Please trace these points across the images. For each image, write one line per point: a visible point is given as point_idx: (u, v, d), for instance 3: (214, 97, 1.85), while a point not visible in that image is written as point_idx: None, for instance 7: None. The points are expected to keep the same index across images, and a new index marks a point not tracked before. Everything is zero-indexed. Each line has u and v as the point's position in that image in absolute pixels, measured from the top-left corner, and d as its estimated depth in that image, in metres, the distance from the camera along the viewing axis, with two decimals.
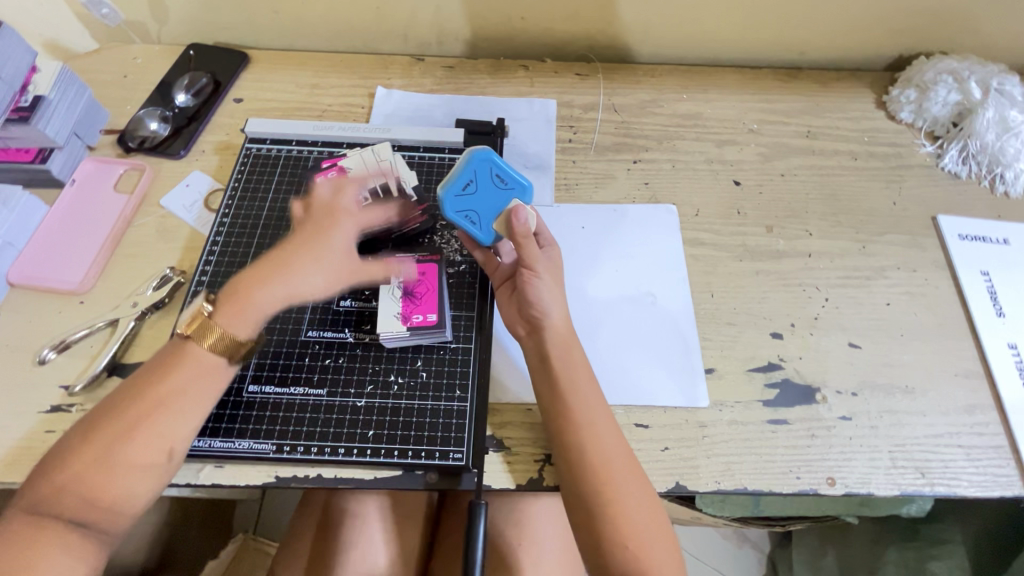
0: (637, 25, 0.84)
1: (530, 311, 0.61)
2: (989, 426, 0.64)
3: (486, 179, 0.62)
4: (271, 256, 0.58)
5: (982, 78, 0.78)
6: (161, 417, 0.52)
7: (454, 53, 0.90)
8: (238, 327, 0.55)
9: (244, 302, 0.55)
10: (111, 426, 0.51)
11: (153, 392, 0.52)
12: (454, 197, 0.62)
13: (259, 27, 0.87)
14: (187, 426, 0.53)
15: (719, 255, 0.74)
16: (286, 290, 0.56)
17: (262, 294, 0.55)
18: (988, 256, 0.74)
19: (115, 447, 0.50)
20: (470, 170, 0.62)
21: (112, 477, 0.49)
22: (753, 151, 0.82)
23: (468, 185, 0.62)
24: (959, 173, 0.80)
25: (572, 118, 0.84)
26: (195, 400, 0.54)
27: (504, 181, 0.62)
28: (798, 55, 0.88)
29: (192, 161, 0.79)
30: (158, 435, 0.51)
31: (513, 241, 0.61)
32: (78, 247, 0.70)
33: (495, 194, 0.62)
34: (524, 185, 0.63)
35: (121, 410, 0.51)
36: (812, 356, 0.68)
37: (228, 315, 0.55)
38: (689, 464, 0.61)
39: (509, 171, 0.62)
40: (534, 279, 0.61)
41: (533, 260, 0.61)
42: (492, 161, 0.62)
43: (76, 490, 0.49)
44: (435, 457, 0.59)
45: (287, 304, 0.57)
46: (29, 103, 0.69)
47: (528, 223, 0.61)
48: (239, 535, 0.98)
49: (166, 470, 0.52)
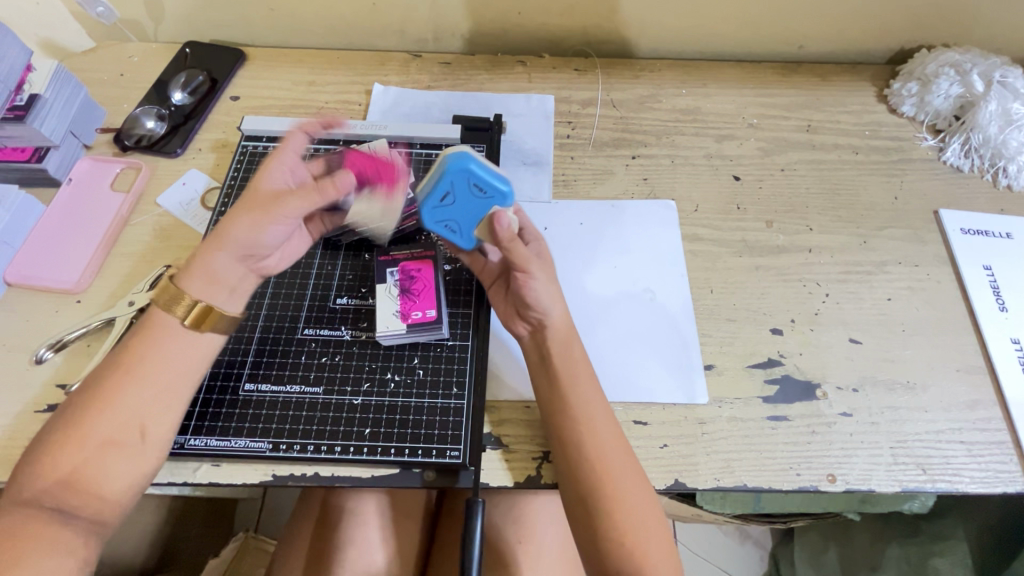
0: (634, 19, 0.83)
1: (529, 311, 0.60)
2: (991, 422, 0.63)
3: (465, 190, 0.55)
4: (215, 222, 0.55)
5: (984, 71, 0.77)
6: (136, 393, 0.51)
7: (452, 49, 0.90)
8: (190, 288, 0.53)
9: (189, 266, 0.53)
10: (89, 407, 0.50)
11: (127, 366, 0.51)
12: (432, 208, 0.57)
13: (255, 24, 0.87)
14: (164, 404, 0.52)
15: (719, 251, 0.74)
16: (227, 246, 0.53)
17: (204, 255, 0.53)
18: (990, 250, 0.73)
19: (92, 427, 0.49)
20: (447, 180, 0.54)
21: (92, 459, 0.49)
22: (753, 146, 0.81)
23: (446, 196, 0.56)
24: (961, 167, 0.79)
25: (570, 114, 0.84)
26: (170, 375, 0.53)
27: (483, 190, 0.55)
28: (798, 49, 0.87)
29: (188, 159, 0.79)
30: (135, 413, 0.51)
31: (498, 246, 0.58)
32: (74, 246, 0.70)
33: (475, 204, 0.56)
34: (505, 193, 0.56)
35: (99, 389, 0.51)
36: (813, 352, 0.67)
37: (178, 278, 0.53)
38: (688, 461, 0.61)
39: (489, 179, 0.55)
40: (529, 281, 0.58)
41: (525, 262, 0.58)
42: (470, 170, 0.54)
43: (57, 475, 0.48)
44: (432, 455, 0.59)
45: (239, 258, 0.54)
46: (24, 101, 0.69)
47: (511, 227, 0.58)
48: (240, 533, 0.98)
49: (146, 451, 0.51)
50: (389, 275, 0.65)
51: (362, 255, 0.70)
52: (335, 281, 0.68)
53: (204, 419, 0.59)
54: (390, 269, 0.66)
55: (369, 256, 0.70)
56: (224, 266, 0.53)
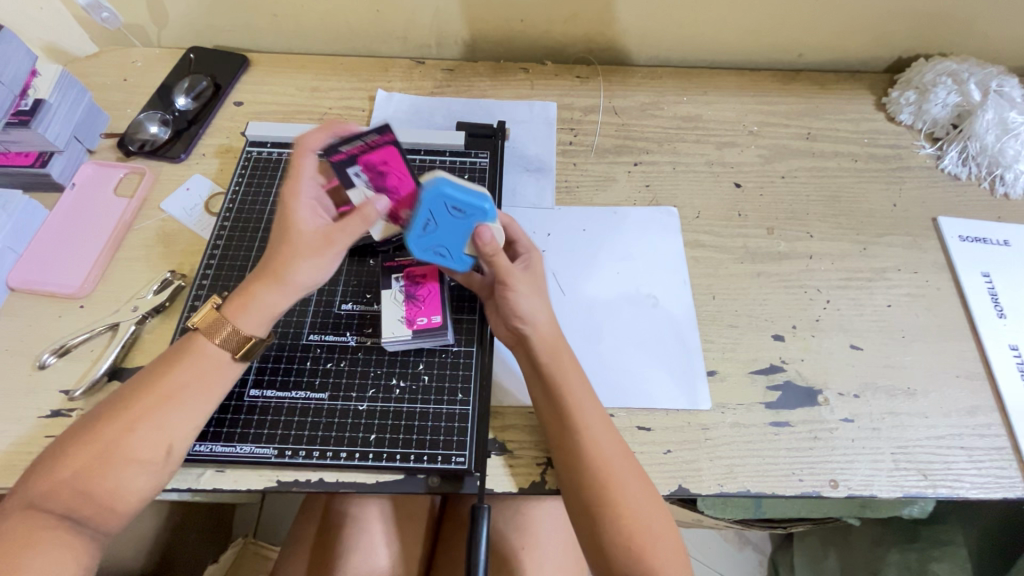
0: (636, 29, 0.84)
1: (513, 322, 0.60)
2: (991, 427, 0.64)
3: (444, 215, 0.56)
4: (262, 261, 0.57)
5: (981, 80, 0.78)
6: (161, 408, 0.52)
7: (453, 56, 0.90)
8: (245, 324, 0.55)
9: (246, 304, 0.55)
10: (113, 421, 0.51)
11: (157, 385, 0.52)
12: (418, 239, 0.58)
13: (259, 31, 0.87)
14: (187, 422, 0.53)
15: (721, 257, 0.74)
16: (286, 288, 0.55)
17: (260, 295, 0.55)
18: (988, 257, 0.74)
19: (113, 440, 0.50)
20: (426, 209, 0.56)
21: (109, 472, 0.49)
22: (754, 153, 0.82)
23: (427, 224, 0.57)
24: (959, 175, 0.80)
25: (572, 121, 0.84)
26: (199, 395, 0.54)
27: (462, 211, 0.57)
28: (797, 57, 0.88)
29: (192, 164, 0.79)
30: (158, 430, 0.51)
31: (483, 260, 0.58)
32: (79, 251, 0.70)
33: (457, 226, 0.58)
34: (484, 210, 0.57)
35: (125, 403, 0.52)
36: (814, 358, 0.68)
37: (233, 315, 0.55)
38: (692, 467, 0.61)
39: (464, 198, 0.56)
40: (510, 293, 0.60)
41: (507, 274, 0.59)
42: (445, 194, 0.55)
43: (71, 482, 0.49)
44: (438, 461, 0.59)
45: (293, 297, 0.57)
46: (29, 106, 0.69)
47: (494, 240, 0.58)
48: (240, 540, 0.97)
49: (162, 468, 0.52)
50: (393, 281, 0.65)
51: (365, 262, 0.70)
52: (339, 288, 0.68)
53: (209, 424, 0.59)
54: (395, 275, 0.66)
55: (373, 262, 0.70)
56: (283, 302, 0.56)
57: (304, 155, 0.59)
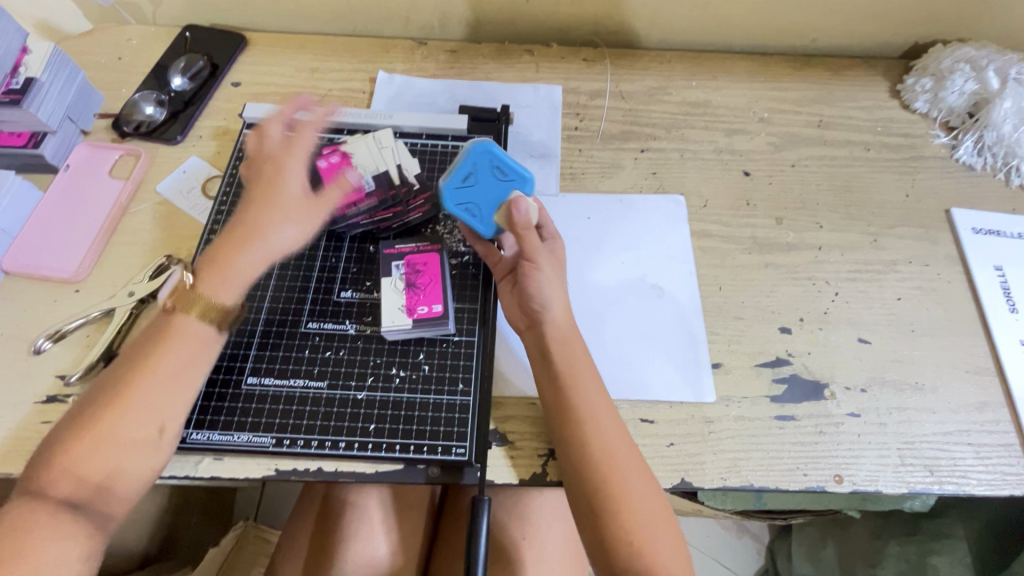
0: (644, 10, 0.82)
1: (530, 305, 0.60)
2: (999, 424, 0.63)
3: (485, 172, 0.62)
4: (234, 223, 0.58)
5: (1000, 67, 0.76)
6: (150, 387, 0.51)
7: (456, 37, 0.88)
8: (221, 292, 0.55)
9: (223, 268, 0.55)
10: (103, 404, 0.50)
11: (142, 363, 0.52)
12: (453, 188, 0.62)
13: (257, 9, 0.85)
14: (178, 401, 0.52)
15: (727, 247, 0.73)
16: (264, 253, 0.57)
17: (239, 258, 0.56)
18: (1002, 250, 0.72)
19: (104, 421, 0.49)
20: (469, 162, 0.62)
21: (102, 455, 0.48)
22: (764, 140, 0.80)
23: (467, 177, 0.62)
24: (973, 165, 0.78)
25: (578, 106, 0.82)
26: (187, 371, 0.53)
27: (504, 173, 0.62)
28: (811, 41, 0.86)
29: (189, 146, 0.77)
30: (148, 409, 0.51)
31: (513, 232, 0.61)
32: (74, 233, 0.69)
33: (495, 187, 0.62)
34: (524, 177, 0.62)
35: (113, 383, 0.51)
36: (821, 352, 0.66)
37: (207, 282, 0.55)
38: (695, 460, 0.61)
39: (509, 162, 0.62)
40: (534, 271, 0.60)
41: (534, 253, 0.60)
42: (493, 153, 0.62)
43: (65, 467, 0.48)
44: (438, 451, 0.58)
45: (267, 264, 0.58)
46: (20, 85, 0.67)
47: (528, 214, 0.60)
48: (239, 524, 0.97)
49: (158, 447, 0.51)
50: (393, 269, 0.64)
51: (365, 248, 0.68)
52: (339, 274, 0.67)
53: (206, 413, 0.59)
54: (395, 262, 0.65)
55: (372, 249, 0.69)
56: (258, 271, 0.57)
57: (308, 130, 0.62)
